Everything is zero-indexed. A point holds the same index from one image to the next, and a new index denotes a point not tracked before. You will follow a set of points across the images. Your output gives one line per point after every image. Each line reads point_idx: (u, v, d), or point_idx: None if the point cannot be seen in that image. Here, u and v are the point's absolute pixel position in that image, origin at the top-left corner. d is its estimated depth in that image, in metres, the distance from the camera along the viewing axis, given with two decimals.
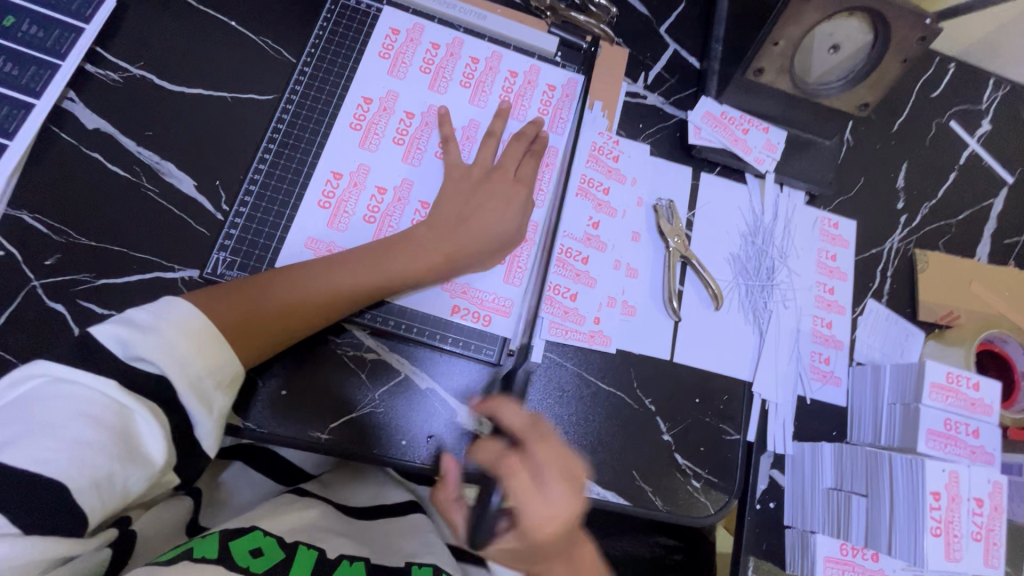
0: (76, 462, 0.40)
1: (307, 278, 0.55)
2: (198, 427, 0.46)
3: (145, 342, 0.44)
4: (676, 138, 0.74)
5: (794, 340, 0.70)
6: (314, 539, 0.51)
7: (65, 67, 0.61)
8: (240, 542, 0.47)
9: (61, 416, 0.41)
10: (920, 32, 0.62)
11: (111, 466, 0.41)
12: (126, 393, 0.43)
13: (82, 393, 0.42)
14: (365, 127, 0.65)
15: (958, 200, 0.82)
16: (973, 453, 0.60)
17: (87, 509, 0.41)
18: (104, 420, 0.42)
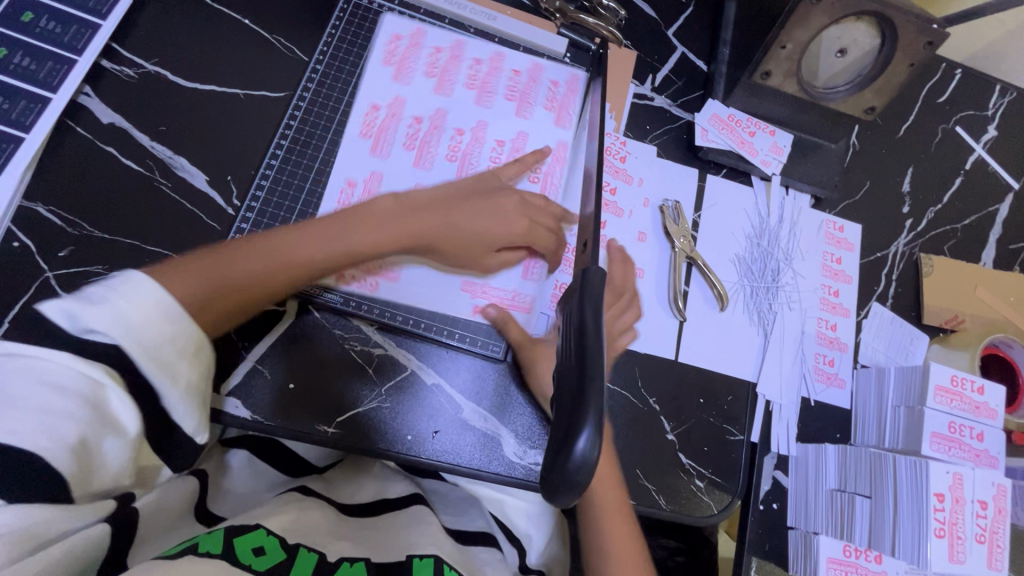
0: (48, 429, 0.40)
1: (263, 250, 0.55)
2: (163, 397, 0.46)
3: (93, 313, 0.43)
4: (682, 140, 0.75)
5: (798, 341, 0.71)
6: (316, 542, 0.51)
7: (81, 62, 0.62)
8: (244, 539, 0.47)
9: (27, 391, 0.40)
10: (926, 37, 0.62)
11: (82, 432, 0.41)
12: (88, 364, 0.42)
13: (47, 365, 0.42)
14: (372, 132, 0.65)
15: (964, 204, 0.82)
16: (977, 456, 0.60)
17: (68, 477, 0.40)
18: (75, 391, 0.42)
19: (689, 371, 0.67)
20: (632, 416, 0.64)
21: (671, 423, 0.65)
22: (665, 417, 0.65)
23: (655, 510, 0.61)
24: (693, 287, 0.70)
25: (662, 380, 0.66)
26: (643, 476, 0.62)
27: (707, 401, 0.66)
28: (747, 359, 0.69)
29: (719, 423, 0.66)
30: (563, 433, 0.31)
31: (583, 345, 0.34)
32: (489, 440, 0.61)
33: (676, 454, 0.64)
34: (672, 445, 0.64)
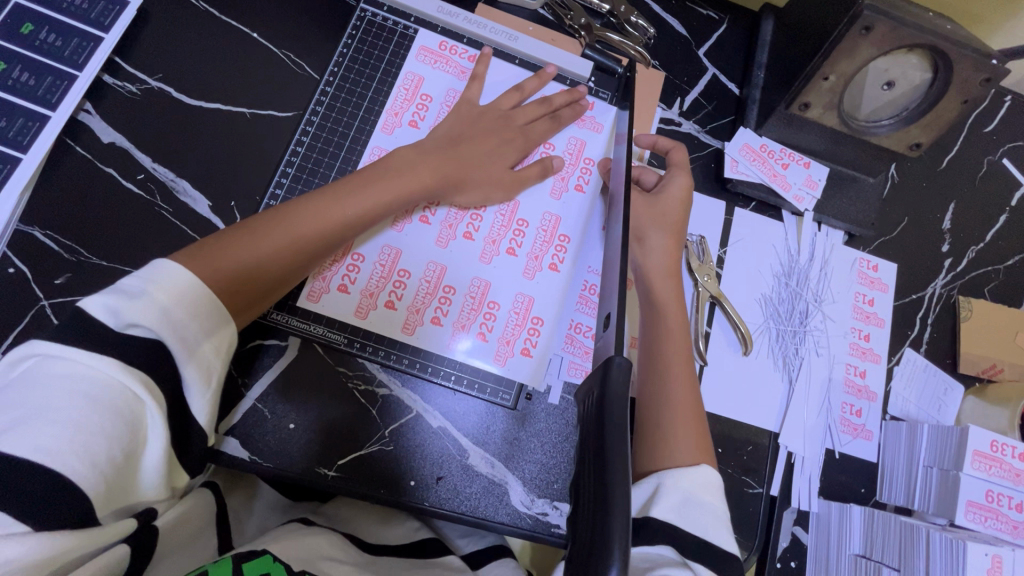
0: (78, 446, 0.37)
1: (297, 219, 0.52)
2: (192, 402, 0.44)
3: (137, 307, 0.41)
4: (710, 169, 0.71)
5: (825, 390, 0.67)
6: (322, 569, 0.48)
7: (83, 78, 0.58)
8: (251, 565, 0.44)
9: (62, 399, 0.37)
10: (984, 73, 0.57)
11: (113, 453, 0.38)
12: (125, 371, 0.40)
13: (82, 372, 0.39)
14: (412, 93, 0.64)
15: (1007, 244, 0.77)
16: (1015, 528, 0.57)
17: (93, 497, 0.37)
18: (110, 404, 0.39)
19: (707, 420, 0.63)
20: None
21: None
22: None
23: None
24: (715, 328, 0.66)
25: None
26: None
27: (726, 450, 0.63)
28: (770, 409, 0.65)
29: (737, 475, 0.62)
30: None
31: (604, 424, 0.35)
32: (495, 488, 0.58)
33: None
34: None
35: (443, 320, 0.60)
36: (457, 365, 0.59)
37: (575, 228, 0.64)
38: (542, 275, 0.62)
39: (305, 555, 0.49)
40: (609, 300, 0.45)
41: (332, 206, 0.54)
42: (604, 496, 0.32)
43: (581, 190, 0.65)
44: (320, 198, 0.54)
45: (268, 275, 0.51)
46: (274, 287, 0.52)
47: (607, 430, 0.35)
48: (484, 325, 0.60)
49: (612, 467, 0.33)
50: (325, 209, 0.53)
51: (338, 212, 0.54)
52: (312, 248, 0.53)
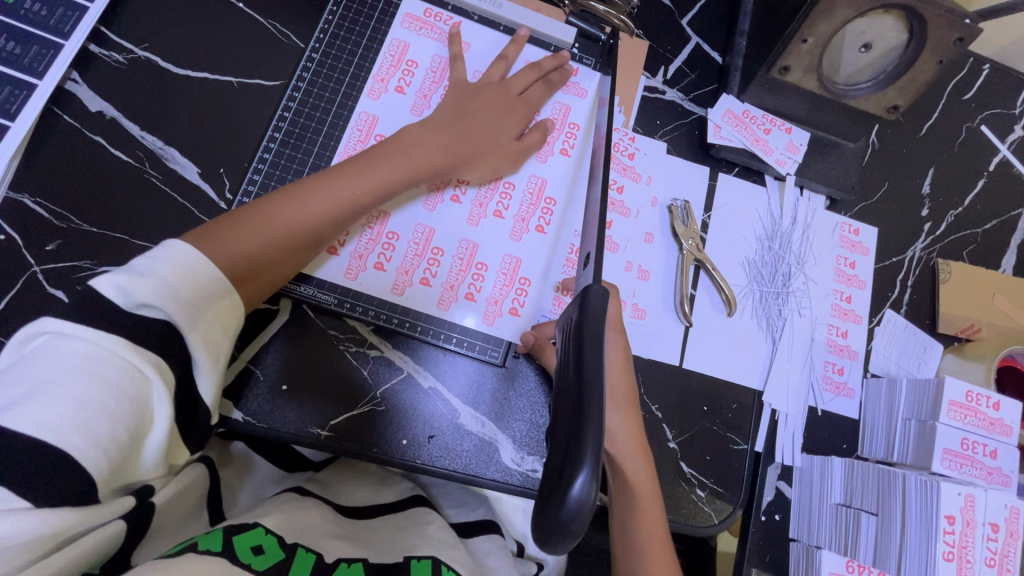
0: (82, 423, 0.37)
1: (303, 202, 0.53)
2: (198, 380, 0.44)
3: (145, 286, 0.42)
4: (694, 136, 0.72)
5: (807, 349, 0.68)
6: (313, 541, 0.50)
7: (68, 47, 0.59)
8: (244, 537, 0.45)
9: (66, 376, 0.38)
10: (958, 32, 0.59)
11: (116, 430, 0.38)
12: (134, 351, 0.40)
13: (90, 352, 0.39)
14: (398, 59, 0.65)
15: (986, 208, 0.79)
16: (989, 475, 0.59)
17: (96, 474, 0.38)
18: (114, 382, 0.39)
19: (693, 378, 0.65)
20: None
21: (673, 431, 0.63)
22: (667, 424, 0.63)
23: None
24: (700, 290, 0.68)
25: (665, 386, 0.64)
26: None
27: (711, 409, 0.65)
28: (754, 367, 0.67)
29: (722, 432, 0.64)
30: (558, 475, 0.31)
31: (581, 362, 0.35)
32: (486, 446, 0.59)
33: (678, 463, 0.62)
34: (673, 453, 0.62)
35: (431, 280, 0.61)
36: (448, 324, 0.60)
37: (560, 192, 0.65)
38: (529, 236, 0.64)
39: (300, 528, 0.50)
40: (588, 241, 0.47)
41: (338, 186, 0.54)
42: (577, 426, 0.32)
43: (566, 154, 0.67)
44: (323, 179, 0.54)
45: (274, 258, 0.52)
46: (280, 270, 0.53)
47: (584, 348, 0.36)
48: (471, 290, 0.61)
49: (587, 379, 0.34)
50: (329, 191, 0.54)
51: (344, 194, 0.54)
52: (317, 231, 0.54)
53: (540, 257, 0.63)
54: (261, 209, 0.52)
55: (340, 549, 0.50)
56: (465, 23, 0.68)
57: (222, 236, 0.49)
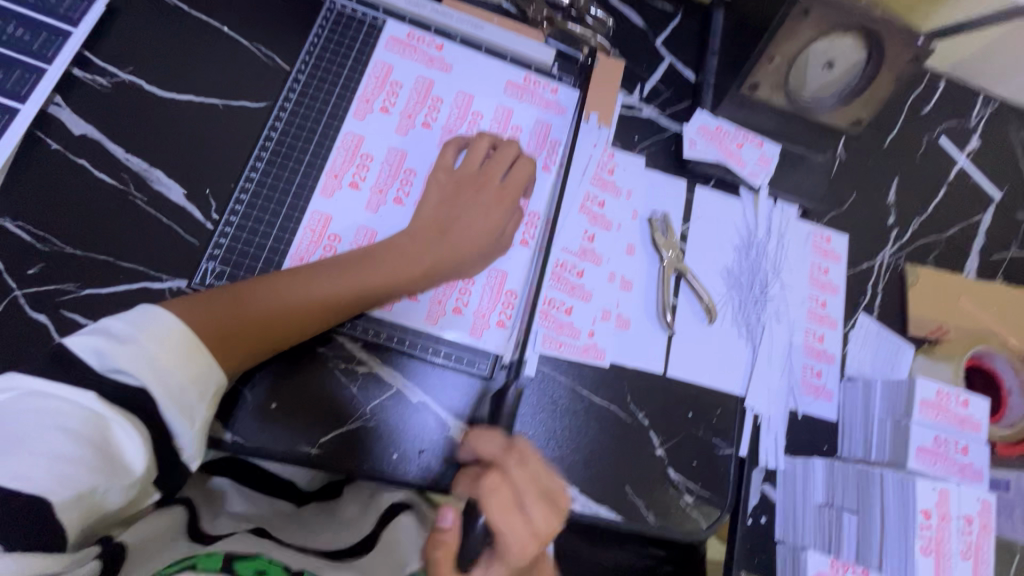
0: (58, 473, 0.39)
1: (286, 288, 0.54)
2: (181, 444, 0.46)
3: (123, 353, 0.44)
4: (671, 151, 0.74)
5: (786, 354, 0.71)
6: (315, 560, 0.48)
7: (52, 71, 0.60)
8: (244, 561, 0.43)
9: (42, 429, 0.40)
10: (912, 52, 0.62)
11: (93, 481, 0.40)
12: (107, 407, 0.42)
13: (60, 407, 0.41)
14: (384, 80, 0.67)
15: (948, 215, 0.83)
16: (962, 470, 0.61)
17: (66, 525, 0.39)
18: (86, 435, 0.41)
19: (677, 386, 0.67)
20: (621, 431, 0.64)
21: (660, 438, 0.64)
22: (654, 432, 0.64)
23: (644, 526, 0.61)
24: (682, 299, 0.69)
25: (649, 393, 0.66)
26: (631, 492, 0.62)
27: (696, 415, 0.66)
28: (735, 373, 0.68)
29: (708, 437, 0.66)
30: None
31: None
32: None
33: (665, 469, 0.63)
34: (661, 460, 0.64)
35: (419, 296, 0.61)
36: (437, 337, 0.61)
37: (541, 206, 0.68)
38: (514, 251, 0.66)
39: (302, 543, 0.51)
40: None
41: (324, 278, 0.55)
42: None
43: (548, 170, 0.69)
44: (304, 270, 0.56)
45: (257, 340, 0.52)
46: (260, 354, 0.53)
47: None
48: (456, 308, 0.62)
49: None
50: (313, 280, 0.55)
51: (328, 289, 0.55)
52: (306, 316, 0.54)
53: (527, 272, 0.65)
54: (247, 290, 0.53)
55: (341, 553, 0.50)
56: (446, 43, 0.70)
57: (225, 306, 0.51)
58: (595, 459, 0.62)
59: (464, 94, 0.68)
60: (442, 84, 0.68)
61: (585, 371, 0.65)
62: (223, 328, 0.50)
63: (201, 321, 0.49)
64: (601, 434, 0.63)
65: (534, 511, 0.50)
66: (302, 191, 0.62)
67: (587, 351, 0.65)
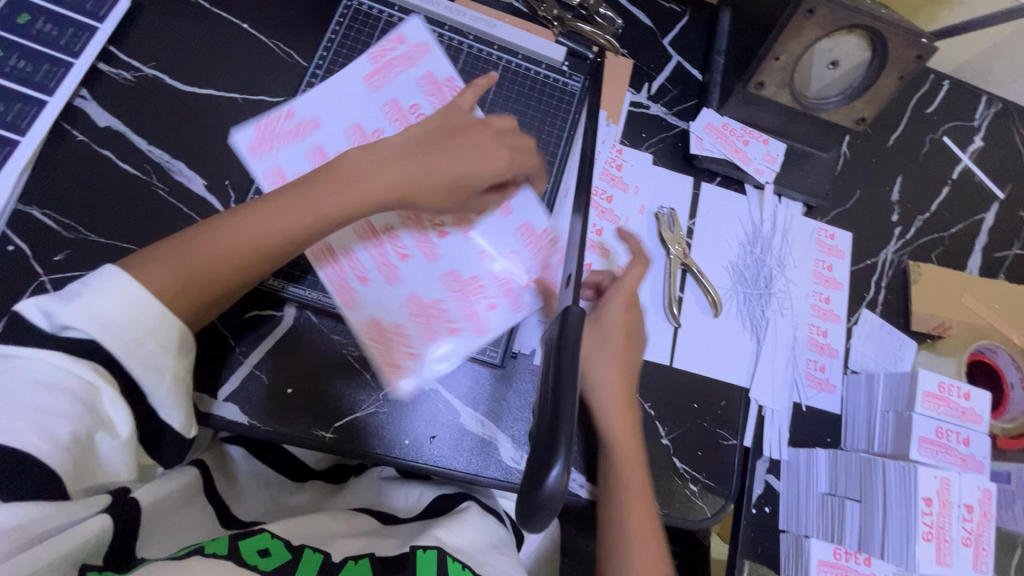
0: (39, 425, 0.40)
1: (224, 236, 0.50)
2: (156, 401, 0.46)
3: (70, 311, 0.43)
4: (677, 148, 0.76)
5: (791, 347, 0.72)
6: (320, 542, 0.52)
7: (78, 65, 0.62)
8: (250, 541, 0.48)
9: (24, 388, 0.41)
10: (916, 50, 0.63)
11: (74, 429, 0.42)
12: (73, 362, 0.42)
13: (40, 366, 0.42)
14: (379, 64, 0.67)
15: (951, 213, 0.84)
16: (964, 461, 0.61)
17: (64, 472, 0.41)
18: (63, 388, 0.42)
19: (682, 378, 0.68)
20: None
21: (666, 428, 0.66)
22: (660, 421, 0.66)
23: None
24: (688, 293, 0.71)
25: (655, 384, 0.67)
26: None
27: (701, 406, 0.67)
28: (740, 365, 0.70)
29: (712, 428, 0.67)
30: (537, 464, 0.32)
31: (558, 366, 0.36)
32: (485, 445, 0.61)
33: (671, 458, 0.65)
34: (666, 449, 0.65)
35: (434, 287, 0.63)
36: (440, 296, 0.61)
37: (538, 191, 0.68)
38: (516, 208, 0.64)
39: (318, 534, 0.53)
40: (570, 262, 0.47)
41: (268, 220, 0.51)
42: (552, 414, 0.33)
43: (557, 165, 0.70)
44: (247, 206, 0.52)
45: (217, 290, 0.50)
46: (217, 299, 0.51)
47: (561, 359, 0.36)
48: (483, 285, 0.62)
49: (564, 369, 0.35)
50: (257, 216, 0.51)
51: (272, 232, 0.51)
52: (256, 255, 0.51)
53: None
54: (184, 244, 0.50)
55: (349, 547, 0.52)
56: (415, 20, 0.69)
57: (177, 255, 0.49)
58: (602, 448, 0.63)
59: (453, 81, 0.68)
60: (456, 81, 0.70)
61: None
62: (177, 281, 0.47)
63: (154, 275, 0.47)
64: None
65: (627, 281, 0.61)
66: None
67: None
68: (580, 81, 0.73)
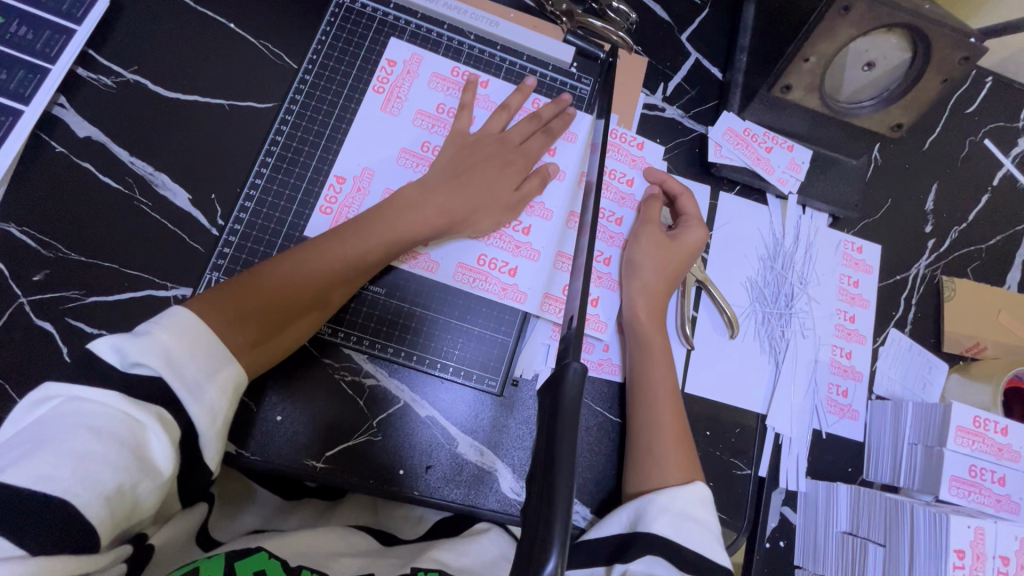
0: (81, 473, 0.37)
1: (293, 263, 0.53)
2: (203, 445, 0.43)
3: (138, 345, 0.42)
4: (694, 154, 0.71)
5: (811, 371, 0.67)
6: (318, 562, 0.47)
7: (55, 71, 0.58)
8: (246, 562, 0.44)
9: (67, 430, 0.38)
10: (963, 51, 0.57)
11: (119, 478, 0.38)
12: (132, 402, 0.40)
13: (91, 407, 0.39)
14: (386, 90, 0.64)
15: (991, 223, 0.78)
16: (998, 502, 0.57)
17: (97, 524, 0.37)
18: (114, 433, 0.39)
19: (695, 403, 0.64)
20: None
21: None
22: None
23: None
24: (702, 312, 0.67)
25: None
26: None
27: (714, 433, 0.63)
28: (756, 391, 0.65)
29: (726, 457, 0.63)
30: (525, 554, 0.28)
31: (551, 432, 0.33)
32: (484, 476, 0.58)
33: None
34: None
35: (432, 307, 0.61)
36: (447, 316, 0.61)
37: (558, 207, 0.65)
38: (535, 229, 0.64)
39: (310, 552, 0.48)
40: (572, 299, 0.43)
41: (331, 245, 0.54)
42: (546, 492, 0.30)
43: (561, 177, 0.66)
44: (330, 234, 0.55)
45: (298, 310, 0.53)
46: (302, 323, 0.54)
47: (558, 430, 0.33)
48: (526, 293, 0.62)
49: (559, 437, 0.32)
50: (330, 245, 0.54)
51: (338, 253, 0.54)
52: (331, 282, 0.54)
53: (540, 283, 0.63)
54: (248, 276, 0.52)
55: (346, 566, 0.48)
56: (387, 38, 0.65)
57: (265, 277, 0.52)
58: (609, 477, 0.60)
59: (462, 70, 0.66)
60: (457, 87, 0.66)
61: (601, 387, 0.63)
62: (264, 299, 0.51)
63: (248, 289, 0.50)
64: (614, 452, 0.61)
65: (689, 229, 0.64)
66: (309, 198, 0.60)
67: (602, 365, 0.63)
68: (587, 84, 0.69)
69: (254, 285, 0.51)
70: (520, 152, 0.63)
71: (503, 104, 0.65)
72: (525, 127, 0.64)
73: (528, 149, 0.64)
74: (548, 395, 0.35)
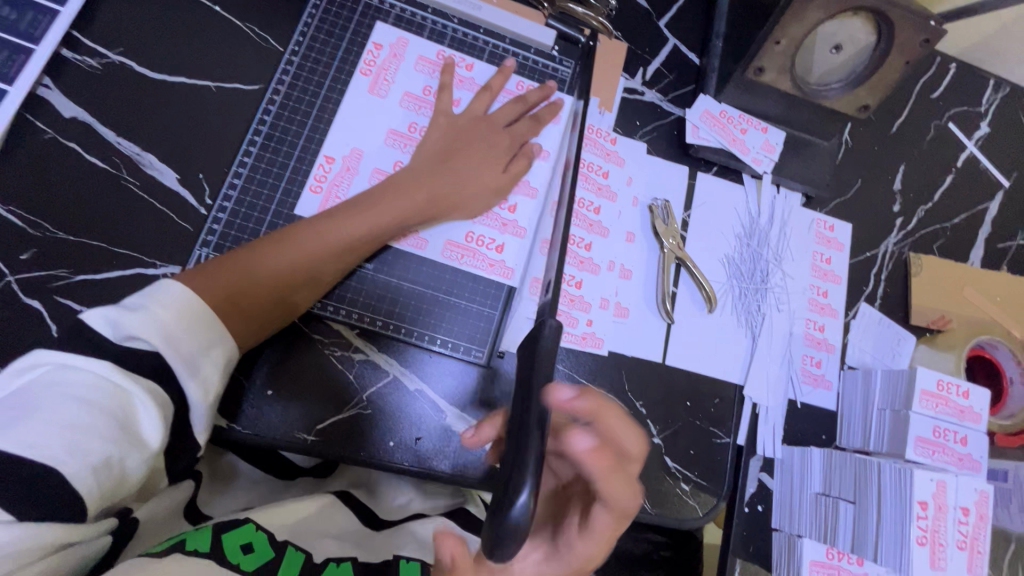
0: (70, 442, 0.38)
1: (296, 241, 0.54)
2: (193, 417, 0.45)
3: (133, 318, 0.42)
4: (673, 137, 0.73)
5: (786, 343, 0.70)
6: (305, 539, 0.50)
7: (40, 51, 0.58)
8: (233, 534, 0.46)
9: (56, 400, 0.39)
10: (924, 34, 0.61)
11: (107, 448, 0.39)
12: (123, 374, 0.41)
13: (80, 376, 0.40)
14: (374, 73, 0.65)
15: (955, 202, 0.81)
16: (960, 460, 0.61)
17: (85, 492, 0.38)
18: (102, 404, 0.40)
19: (676, 375, 0.66)
20: None
21: (658, 427, 0.64)
22: (652, 421, 0.64)
23: (640, 514, 0.61)
24: (681, 288, 0.69)
25: (647, 383, 0.65)
26: None
27: (693, 404, 0.66)
28: (734, 362, 0.68)
29: (705, 426, 0.65)
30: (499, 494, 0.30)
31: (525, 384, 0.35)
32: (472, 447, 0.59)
33: (662, 458, 0.63)
34: (658, 449, 0.63)
35: (419, 281, 0.62)
36: (436, 291, 0.62)
37: (543, 186, 0.67)
38: (521, 207, 0.66)
39: (297, 527, 0.50)
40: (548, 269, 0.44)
41: (328, 227, 0.55)
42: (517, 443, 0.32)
43: (545, 158, 0.68)
44: (330, 213, 0.57)
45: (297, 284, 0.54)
46: (299, 297, 0.55)
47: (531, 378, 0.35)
48: (512, 269, 0.64)
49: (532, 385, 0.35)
50: (331, 225, 0.56)
51: (336, 235, 0.55)
52: (329, 258, 0.55)
53: (525, 266, 0.64)
54: (247, 252, 0.53)
55: (329, 547, 0.51)
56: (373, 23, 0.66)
57: (266, 253, 0.53)
58: None
59: (446, 53, 0.67)
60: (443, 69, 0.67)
61: (583, 361, 0.64)
62: (264, 276, 0.52)
63: (253, 263, 0.52)
64: None
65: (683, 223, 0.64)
66: (296, 177, 0.61)
67: (586, 340, 0.64)
68: (569, 66, 0.71)
69: (257, 259, 0.53)
70: (504, 134, 0.65)
71: (485, 85, 0.66)
72: (508, 109, 0.66)
73: (512, 129, 0.65)
74: (524, 356, 0.37)
